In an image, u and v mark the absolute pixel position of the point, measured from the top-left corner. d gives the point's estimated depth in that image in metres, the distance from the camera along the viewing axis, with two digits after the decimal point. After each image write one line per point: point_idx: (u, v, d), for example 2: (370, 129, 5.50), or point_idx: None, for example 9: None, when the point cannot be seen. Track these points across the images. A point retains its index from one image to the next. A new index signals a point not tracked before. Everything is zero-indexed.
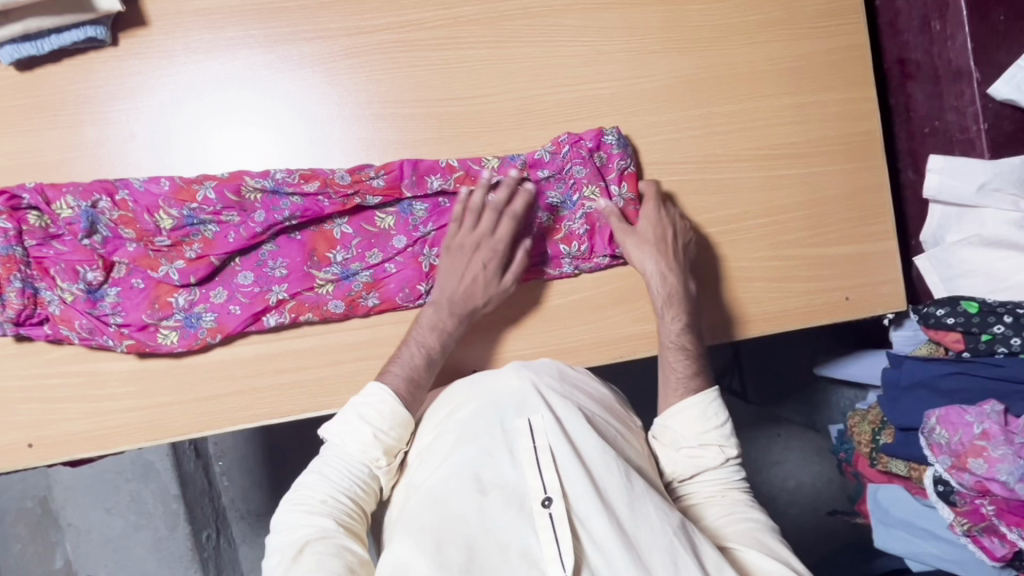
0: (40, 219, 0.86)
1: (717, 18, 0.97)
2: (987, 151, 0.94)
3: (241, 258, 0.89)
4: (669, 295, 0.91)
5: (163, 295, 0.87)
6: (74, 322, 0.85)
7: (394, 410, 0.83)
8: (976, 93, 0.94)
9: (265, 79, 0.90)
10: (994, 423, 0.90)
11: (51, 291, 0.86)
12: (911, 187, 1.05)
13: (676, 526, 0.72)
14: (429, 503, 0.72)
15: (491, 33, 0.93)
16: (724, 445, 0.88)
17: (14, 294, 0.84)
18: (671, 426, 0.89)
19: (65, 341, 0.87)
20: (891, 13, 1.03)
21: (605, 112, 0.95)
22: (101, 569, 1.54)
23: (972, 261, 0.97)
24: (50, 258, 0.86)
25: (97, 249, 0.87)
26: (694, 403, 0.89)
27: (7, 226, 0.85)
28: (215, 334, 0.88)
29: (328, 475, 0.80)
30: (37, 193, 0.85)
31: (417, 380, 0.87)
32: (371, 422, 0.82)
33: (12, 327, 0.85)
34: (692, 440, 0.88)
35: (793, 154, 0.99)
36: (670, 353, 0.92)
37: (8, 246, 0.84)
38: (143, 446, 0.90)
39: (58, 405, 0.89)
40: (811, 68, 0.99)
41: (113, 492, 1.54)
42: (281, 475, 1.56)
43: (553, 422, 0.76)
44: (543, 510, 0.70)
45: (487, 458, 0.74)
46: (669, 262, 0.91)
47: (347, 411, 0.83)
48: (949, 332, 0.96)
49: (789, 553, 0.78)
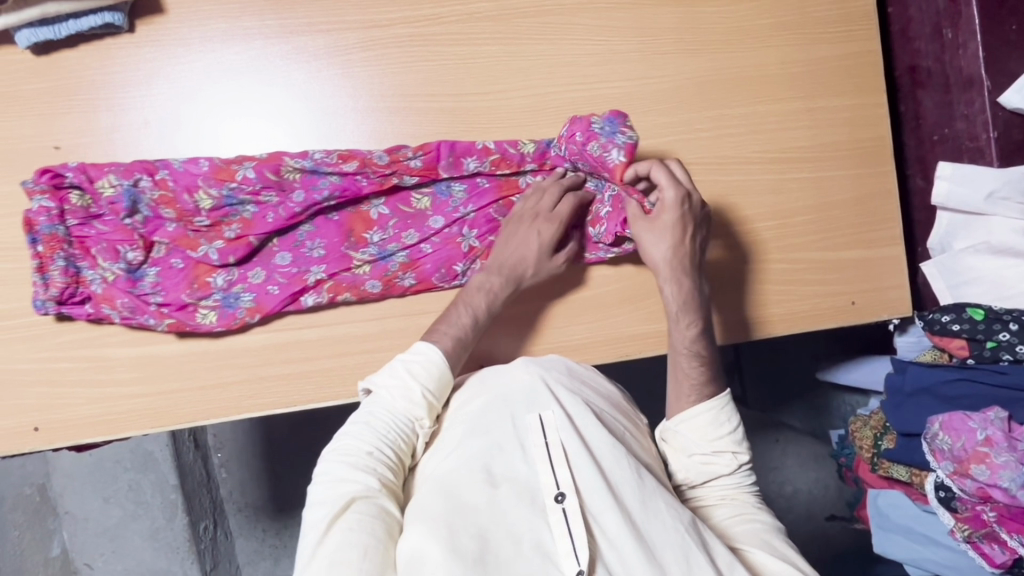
0: (82, 199, 0.86)
1: (732, 20, 0.97)
2: (996, 159, 0.95)
3: (279, 239, 0.90)
4: (683, 299, 0.90)
5: (202, 275, 0.88)
6: (116, 301, 0.85)
7: (441, 372, 0.83)
8: (986, 102, 0.94)
9: (280, 69, 0.91)
10: (998, 430, 0.89)
11: (93, 270, 0.86)
12: (918, 194, 1.06)
13: (688, 521, 0.73)
14: (440, 493, 0.72)
15: (506, 29, 0.93)
16: (737, 452, 0.87)
17: (58, 272, 0.85)
18: (682, 430, 0.88)
19: (106, 319, 0.88)
20: (903, 20, 1.04)
21: (617, 111, 0.96)
22: (99, 557, 1.54)
23: (979, 269, 0.97)
24: (92, 237, 0.86)
25: (138, 228, 0.87)
26: (708, 408, 0.87)
27: (49, 204, 0.85)
28: (254, 314, 0.89)
29: (372, 427, 0.79)
30: (81, 172, 0.86)
31: (462, 339, 0.87)
32: (419, 380, 0.82)
33: (54, 306, 0.85)
34: (704, 446, 0.87)
35: (803, 158, 0.99)
36: (681, 357, 0.90)
37: (51, 225, 0.85)
38: (149, 433, 0.91)
39: (65, 389, 0.89)
40: (823, 73, 0.99)
41: (111, 481, 1.54)
42: (280, 468, 1.56)
43: (563, 418, 0.78)
44: (556, 504, 0.71)
45: (498, 451, 0.75)
46: (683, 262, 0.88)
47: (396, 365, 0.82)
48: (954, 338, 0.96)
49: (797, 554, 0.78)
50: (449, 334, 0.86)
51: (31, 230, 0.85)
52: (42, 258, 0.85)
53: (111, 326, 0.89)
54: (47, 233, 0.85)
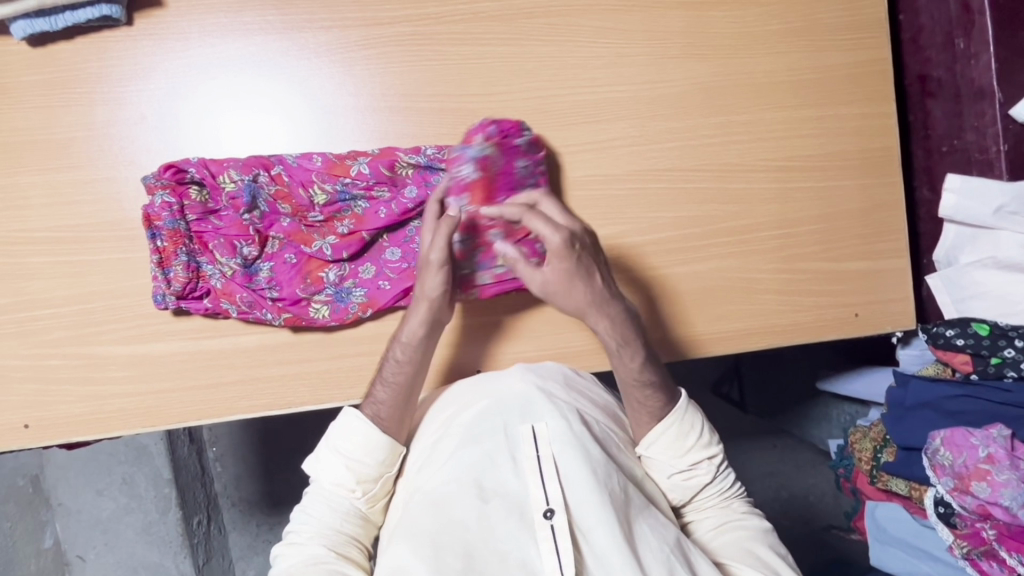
0: (200, 194, 0.87)
1: (742, 25, 0.96)
2: (1006, 174, 0.94)
3: (388, 235, 0.92)
4: (618, 333, 0.84)
5: (315, 270, 0.89)
6: (235, 296, 0.86)
7: (370, 438, 0.82)
8: (997, 114, 0.93)
9: (278, 66, 0.89)
10: (1000, 448, 0.88)
11: (211, 265, 0.87)
12: (925, 206, 1.05)
13: (673, 540, 0.73)
14: (428, 509, 0.72)
15: (511, 30, 0.92)
16: (712, 455, 0.85)
17: (180, 268, 0.85)
18: (654, 453, 0.84)
19: (221, 315, 0.88)
20: (914, 28, 1.02)
21: (623, 114, 0.94)
22: (91, 550, 1.53)
23: (985, 285, 0.95)
24: (209, 232, 0.88)
25: (254, 224, 0.89)
26: (666, 428, 0.84)
27: (170, 200, 0.85)
28: (366, 309, 0.89)
29: (313, 514, 0.82)
30: (202, 167, 0.86)
31: (388, 401, 0.85)
32: (345, 453, 0.83)
33: (174, 300, 0.86)
34: (679, 465, 0.84)
35: (809, 167, 0.98)
36: (636, 390, 0.85)
37: (173, 220, 0.86)
38: (141, 432, 0.89)
39: (55, 385, 0.88)
40: (831, 81, 0.98)
41: (105, 474, 1.53)
42: (273, 463, 1.56)
43: (558, 430, 0.76)
44: (545, 521, 0.70)
45: (489, 463, 0.74)
46: (588, 286, 0.83)
47: (321, 449, 0.84)
48: (958, 353, 0.95)
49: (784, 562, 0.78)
50: (374, 400, 0.85)
51: (150, 226, 0.85)
52: (163, 254, 0.86)
53: (102, 323, 0.88)
54: (170, 229, 0.86)
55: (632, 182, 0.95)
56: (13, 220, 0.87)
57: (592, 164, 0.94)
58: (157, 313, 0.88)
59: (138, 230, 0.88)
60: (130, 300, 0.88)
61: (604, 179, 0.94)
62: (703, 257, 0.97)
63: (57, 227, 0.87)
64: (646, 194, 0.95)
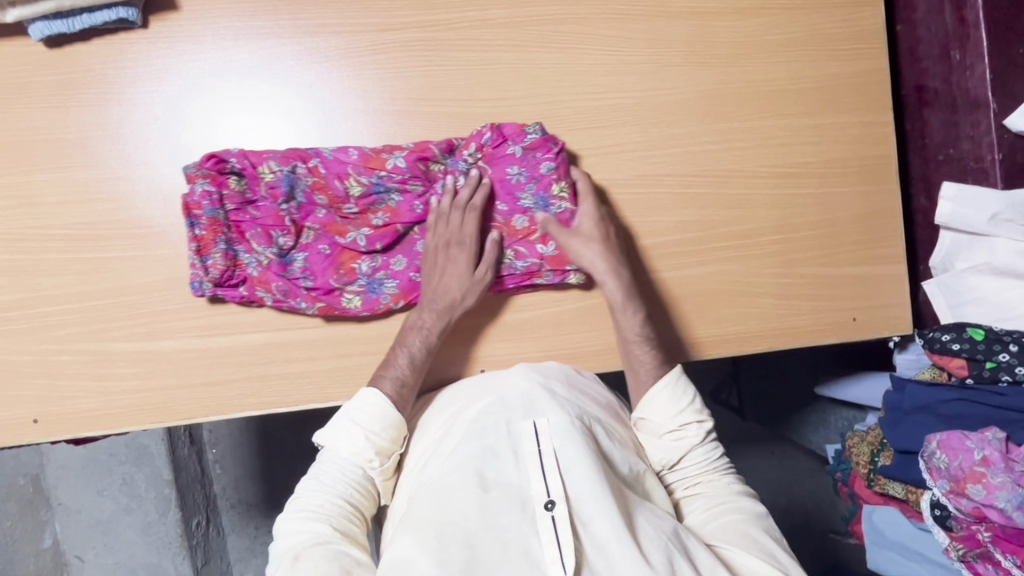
0: (240, 184, 0.89)
1: (743, 35, 0.98)
2: (1000, 182, 0.95)
3: (421, 227, 0.93)
4: (623, 298, 0.91)
5: (348, 261, 0.91)
6: (270, 284, 0.88)
7: (388, 415, 0.85)
8: (992, 124, 0.95)
9: (289, 70, 0.91)
10: (994, 450, 0.89)
11: (248, 254, 0.89)
12: (922, 213, 1.06)
13: (670, 531, 0.74)
14: (430, 502, 0.73)
15: (518, 37, 0.94)
16: (701, 420, 0.90)
17: (219, 256, 0.87)
18: (647, 415, 0.90)
19: (257, 303, 0.90)
20: (911, 39, 1.04)
21: (627, 120, 0.96)
22: (89, 550, 1.53)
23: (980, 290, 0.98)
24: (247, 222, 0.90)
25: (292, 214, 0.90)
26: (662, 387, 0.90)
27: (211, 189, 0.87)
28: (398, 300, 0.91)
29: (326, 483, 0.83)
30: (243, 158, 0.89)
31: (408, 383, 0.88)
32: (362, 426, 0.85)
33: (211, 287, 0.88)
34: (670, 424, 0.89)
35: (809, 174, 1.00)
36: (635, 348, 0.92)
37: (213, 208, 0.87)
38: (148, 428, 0.90)
39: (64, 382, 0.89)
40: (831, 89, 1.00)
41: (106, 475, 1.53)
42: (273, 466, 1.57)
43: (559, 425, 0.78)
44: (545, 511, 0.71)
45: (491, 457, 0.76)
46: (611, 258, 0.90)
47: (339, 417, 0.85)
48: (953, 357, 0.96)
49: (778, 545, 0.79)
50: (392, 377, 0.87)
51: (190, 214, 0.87)
52: (201, 242, 0.88)
53: (113, 320, 0.89)
54: (209, 217, 0.87)
55: (634, 186, 0.97)
56: (26, 218, 0.88)
57: (596, 169, 0.96)
58: (166, 311, 0.90)
59: (149, 228, 0.89)
60: (141, 298, 0.89)
61: (607, 183, 0.96)
62: (704, 261, 0.98)
63: (69, 224, 0.89)
64: (649, 199, 0.97)
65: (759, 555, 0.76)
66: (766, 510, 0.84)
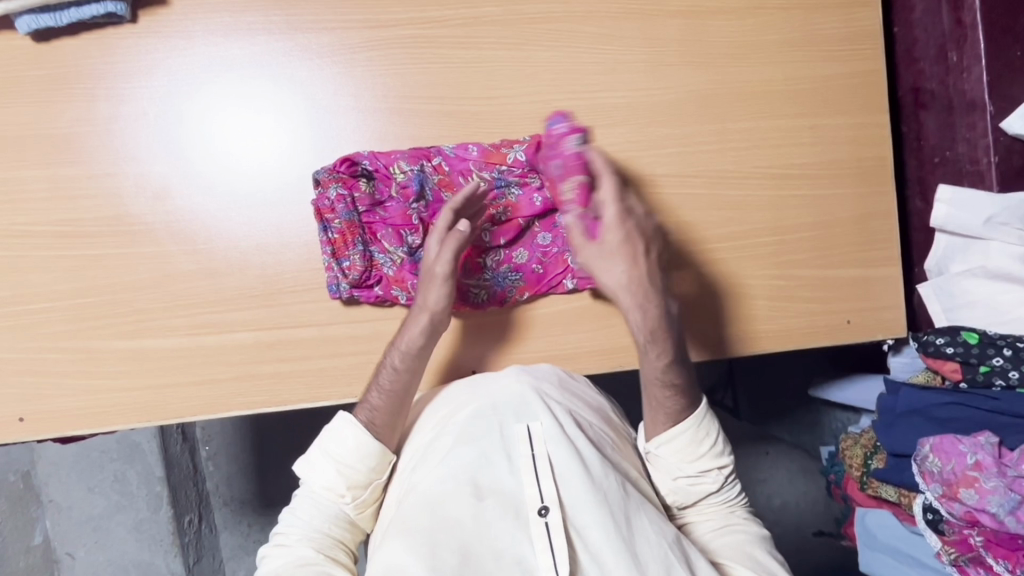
0: (369, 186, 0.91)
1: (739, 35, 0.97)
2: (996, 184, 0.95)
3: (540, 221, 0.96)
4: (649, 329, 0.84)
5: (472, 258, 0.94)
6: (405, 282, 0.91)
7: (360, 443, 0.84)
8: (989, 126, 0.95)
9: (280, 67, 0.90)
10: (987, 455, 0.89)
11: (382, 254, 0.92)
12: (918, 215, 1.06)
13: (672, 538, 0.74)
14: (422, 508, 0.72)
15: (512, 35, 0.93)
16: (721, 464, 0.87)
17: (356, 257, 0.89)
18: (662, 455, 0.86)
19: (389, 303, 0.92)
20: (908, 41, 1.03)
21: (621, 120, 0.95)
22: (80, 547, 1.53)
23: (974, 293, 0.97)
24: (378, 222, 0.92)
25: (420, 214, 0.93)
26: (683, 429, 0.85)
27: (343, 192, 0.89)
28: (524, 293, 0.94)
29: (302, 516, 0.83)
30: (375, 159, 0.90)
31: (384, 407, 0.86)
32: (335, 457, 0.84)
33: (349, 288, 0.90)
34: (688, 469, 0.86)
35: (804, 175, 0.99)
36: (655, 386, 0.86)
37: (349, 212, 0.89)
38: (136, 427, 0.90)
39: (50, 379, 0.88)
40: (826, 90, 0.99)
41: (97, 472, 1.52)
42: (265, 465, 1.57)
43: (552, 429, 0.77)
44: (539, 518, 0.71)
45: (485, 462, 0.75)
46: (637, 282, 0.84)
47: (313, 451, 0.85)
48: (947, 361, 0.96)
49: (782, 567, 0.81)
50: (368, 405, 0.86)
51: (321, 219, 0.89)
52: (335, 245, 0.89)
53: (100, 318, 0.88)
54: (346, 220, 0.89)
55: (628, 187, 0.96)
56: (12, 214, 0.87)
57: None
58: (155, 309, 0.89)
59: (137, 225, 0.88)
60: (129, 295, 0.88)
61: None
62: (697, 262, 0.98)
63: (56, 220, 0.88)
64: (642, 200, 0.96)
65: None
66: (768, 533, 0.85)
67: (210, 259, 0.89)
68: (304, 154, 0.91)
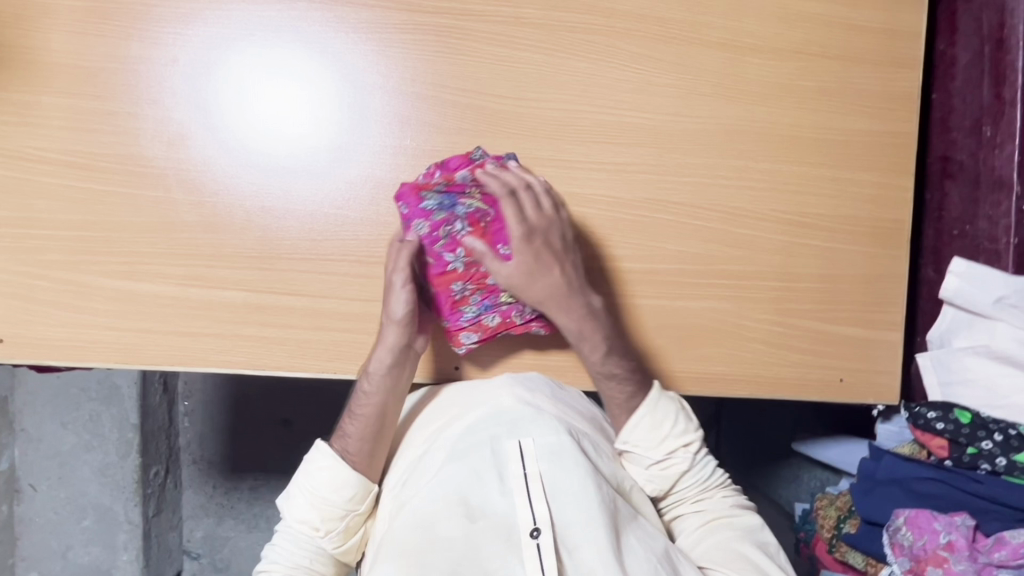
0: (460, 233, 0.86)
1: (775, 76, 0.96)
2: (1011, 266, 0.93)
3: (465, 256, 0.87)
4: (579, 331, 0.87)
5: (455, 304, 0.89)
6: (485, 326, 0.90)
7: (334, 475, 0.85)
8: (1013, 206, 0.93)
9: (316, 34, 0.90)
10: (961, 537, 0.87)
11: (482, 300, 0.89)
12: (927, 284, 1.05)
13: (660, 552, 0.76)
14: (415, 527, 0.73)
15: (549, 39, 0.93)
16: (688, 443, 0.89)
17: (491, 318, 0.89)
18: (631, 445, 0.88)
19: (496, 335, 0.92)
20: (944, 109, 1.02)
21: (644, 141, 0.95)
22: (44, 481, 1.52)
23: (973, 372, 0.95)
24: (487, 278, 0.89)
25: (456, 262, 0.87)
26: (641, 415, 0.87)
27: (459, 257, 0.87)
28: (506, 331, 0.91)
29: (284, 550, 0.86)
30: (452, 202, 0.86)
31: (368, 435, 0.87)
32: (311, 492, 0.85)
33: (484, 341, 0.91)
34: (656, 455, 0.87)
35: (819, 226, 0.98)
36: (605, 381, 0.89)
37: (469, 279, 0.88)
38: (114, 367, 0.89)
39: (38, 307, 0.88)
40: (854, 145, 0.98)
41: (73, 408, 1.51)
42: (239, 429, 1.58)
43: (546, 448, 0.76)
44: (530, 539, 0.71)
45: (476, 481, 0.75)
46: (550, 296, 0.86)
47: (290, 488, 0.87)
48: (935, 436, 0.94)
49: (770, 560, 0.81)
50: (344, 436, 0.88)
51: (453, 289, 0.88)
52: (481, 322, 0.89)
53: (98, 254, 0.88)
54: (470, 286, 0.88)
55: (639, 208, 0.95)
56: (28, 136, 0.87)
57: (605, 184, 0.94)
58: (152, 254, 0.89)
59: (146, 169, 0.88)
60: (130, 235, 0.89)
61: (613, 201, 0.95)
62: (697, 295, 0.96)
63: (69, 150, 0.88)
64: (653, 224, 0.95)
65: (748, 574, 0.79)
66: (759, 523, 0.86)
67: (214, 213, 0.89)
68: (326, 124, 0.90)
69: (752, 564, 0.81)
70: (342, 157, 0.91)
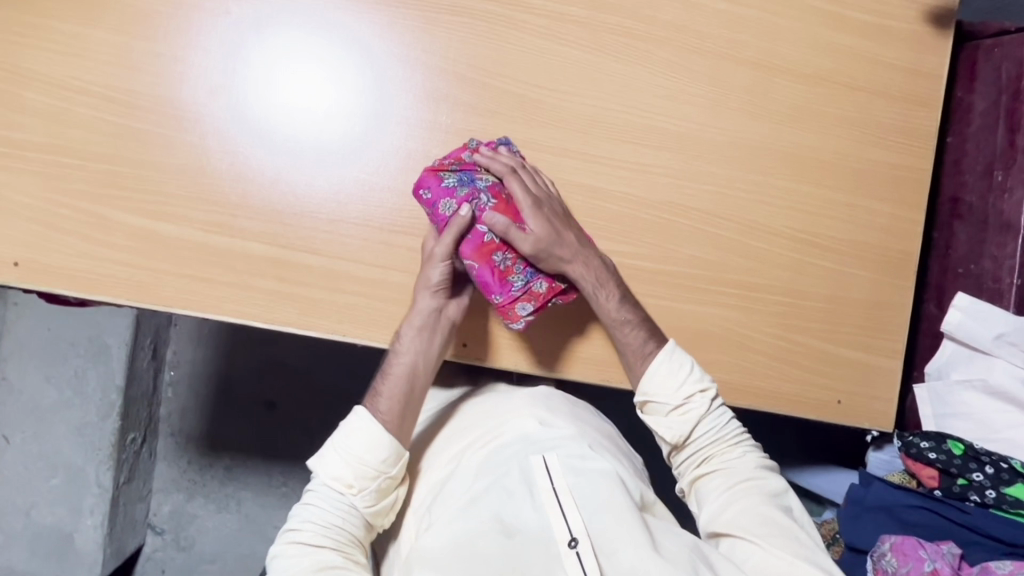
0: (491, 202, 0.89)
1: (801, 100, 1.00)
2: (1012, 306, 0.96)
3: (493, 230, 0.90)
4: (597, 279, 0.91)
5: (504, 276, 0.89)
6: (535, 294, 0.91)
7: (373, 437, 0.83)
8: (1018, 248, 0.96)
9: (367, 6, 0.92)
10: (947, 565, 0.86)
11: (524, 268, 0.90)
12: (928, 320, 1.07)
13: (691, 544, 0.77)
14: (451, 545, 0.73)
15: (590, 38, 0.96)
16: (703, 388, 0.91)
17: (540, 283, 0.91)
18: (651, 394, 0.91)
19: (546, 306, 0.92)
20: (958, 152, 1.06)
21: (670, 146, 0.97)
22: (17, 433, 1.48)
23: (970, 406, 0.97)
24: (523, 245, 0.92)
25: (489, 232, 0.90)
26: (661, 360, 0.91)
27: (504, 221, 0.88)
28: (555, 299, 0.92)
29: (314, 510, 0.82)
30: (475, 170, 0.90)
31: (403, 402, 0.87)
32: (347, 450, 0.83)
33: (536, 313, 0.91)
34: (673, 400, 0.90)
35: (831, 248, 1.00)
36: (620, 328, 0.92)
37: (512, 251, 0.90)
38: (123, 304, 0.89)
39: (56, 236, 0.88)
40: (871, 175, 1.01)
41: (59, 361, 1.48)
42: (226, 402, 1.56)
43: (568, 462, 0.79)
44: (569, 550, 0.71)
45: (507, 497, 0.76)
46: (561, 247, 0.88)
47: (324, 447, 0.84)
48: (927, 466, 0.95)
49: (798, 527, 0.82)
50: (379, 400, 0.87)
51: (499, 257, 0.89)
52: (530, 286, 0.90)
53: (125, 191, 0.89)
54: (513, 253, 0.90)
55: (660, 210, 0.97)
56: (73, 69, 0.89)
57: (629, 182, 0.97)
58: (178, 197, 0.89)
59: (184, 115, 0.90)
60: (158, 176, 0.89)
61: (635, 200, 0.97)
62: (707, 301, 0.98)
63: (111, 86, 0.89)
64: (671, 227, 0.97)
65: (780, 539, 0.79)
66: (783, 486, 0.87)
67: (245, 164, 0.90)
68: (365, 92, 0.92)
69: (785, 530, 0.81)
70: (377, 127, 0.93)
